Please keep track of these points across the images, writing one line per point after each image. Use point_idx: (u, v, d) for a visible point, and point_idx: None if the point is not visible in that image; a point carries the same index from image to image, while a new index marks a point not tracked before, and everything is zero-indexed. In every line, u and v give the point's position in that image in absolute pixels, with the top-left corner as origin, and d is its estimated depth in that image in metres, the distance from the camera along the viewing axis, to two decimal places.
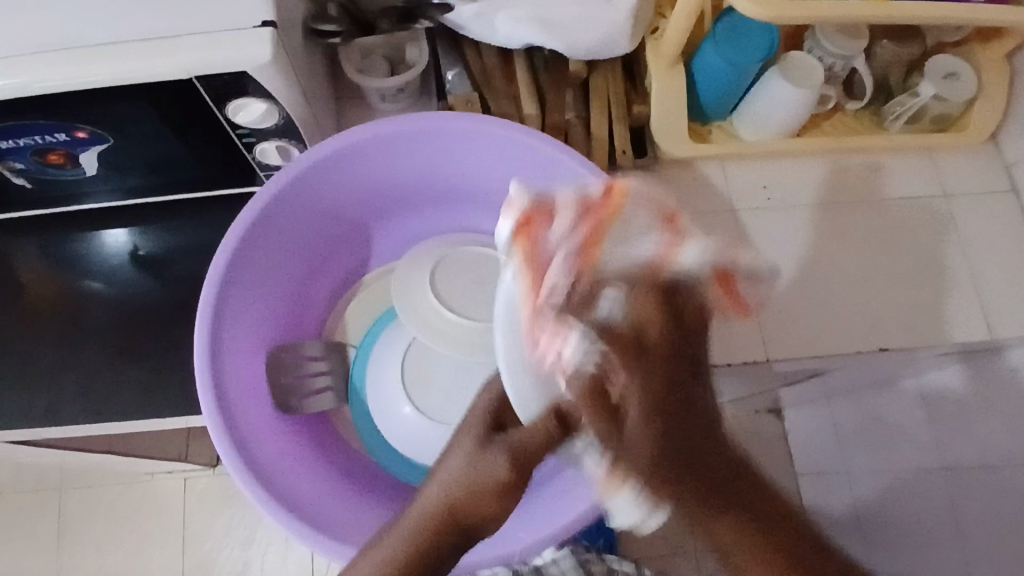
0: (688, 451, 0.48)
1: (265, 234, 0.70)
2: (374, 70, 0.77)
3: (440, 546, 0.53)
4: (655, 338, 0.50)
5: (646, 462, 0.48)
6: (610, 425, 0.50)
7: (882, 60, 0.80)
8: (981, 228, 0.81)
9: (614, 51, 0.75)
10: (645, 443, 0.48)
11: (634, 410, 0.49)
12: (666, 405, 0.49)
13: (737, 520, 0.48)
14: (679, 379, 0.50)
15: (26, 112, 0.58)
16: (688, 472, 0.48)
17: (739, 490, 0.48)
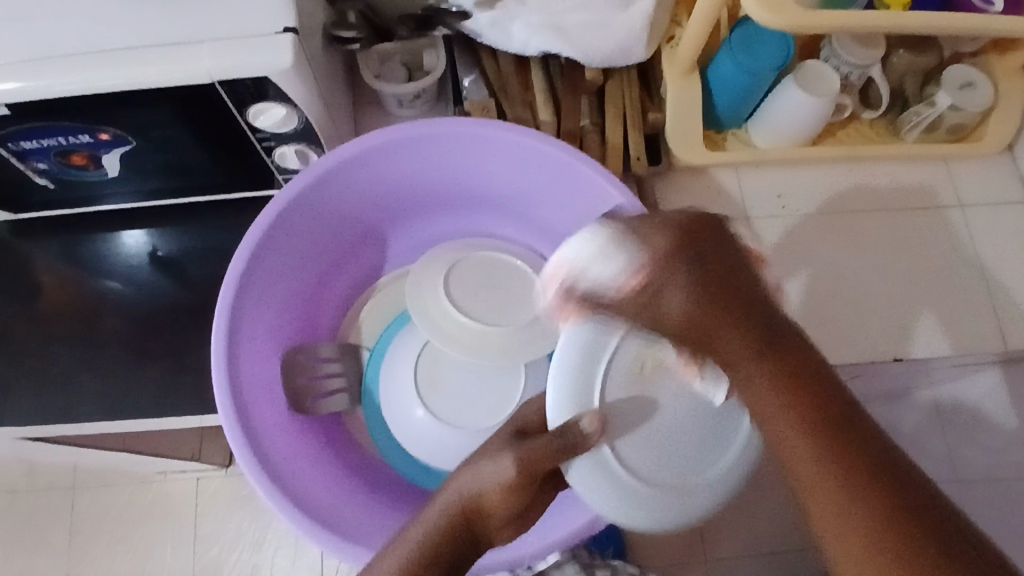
0: (730, 305, 0.46)
1: (284, 235, 0.71)
2: (392, 77, 0.78)
3: (452, 537, 0.51)
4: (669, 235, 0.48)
5: (677, 327, 0.47)
6: (648, 299, 0.48)
7: (898, 69, 0.80)
8: (998, 237, 0.81)
9: (630, 59, 0.76)
10: (676, 294, 0.46)
11: (673, 279, 0.46)
12: (729, 306, 0.46)
13: (774, 365, 0.44)
14: (727, 274, 0.47)
15: (51, 114, 0.59)
16: (738, 333, 0.45)
17: (789, 364, 0.44)
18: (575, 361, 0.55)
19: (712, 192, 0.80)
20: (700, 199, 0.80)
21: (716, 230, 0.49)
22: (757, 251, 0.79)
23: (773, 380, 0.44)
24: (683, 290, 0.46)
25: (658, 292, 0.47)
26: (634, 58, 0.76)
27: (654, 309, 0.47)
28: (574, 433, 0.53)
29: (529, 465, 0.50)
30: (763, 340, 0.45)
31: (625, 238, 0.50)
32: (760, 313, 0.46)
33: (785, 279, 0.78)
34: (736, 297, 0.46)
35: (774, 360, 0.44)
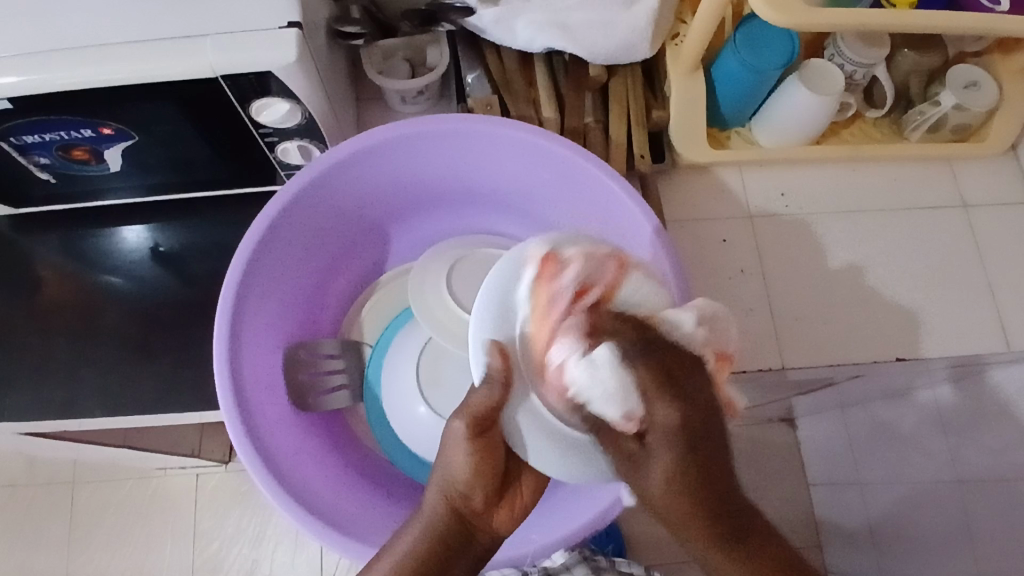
0: (711, 488, 0.40)
1: (286, 231, 0.70)
2: (396, 72, 0.78)
3: (442, 532, 0.50)
4: (668, 397, 0.39)
5: (652, 503, 0.41)
6: (631, 467, 0.41)
7: (903, 68, 0.80)
8: (1001, 238, 0.81)
9: (632, 57, 0.75)
10: (664, 465, 0.40)
11: (659, 457, 0.40)
12: (700, 474, 0.40)
13: (722, 540, 0.41)
14: (711, 446, 0.40)
15: (53, 108, 0.59)
16: (700, 525, 0.41)
17: (727, 527, 0.41)
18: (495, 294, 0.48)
19: (715, 190, 0.80)
20: (703, 197, 0.80)
21: (698, 368, 0.41)
22: (760, 250, 0.78)
23: (720, 544, 0.42)
24: (672, 464, 0.40)
25: (642, 469, 0.41)
26: (639, 56, 0.75)
27: (639, 485, 0.41)
28: (489, 373, 0.46)
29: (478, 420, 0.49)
30: (705, 512, 0.41)
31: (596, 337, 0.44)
32: (716, 451, 0.40)
33: (788, 277, 0.78)
34: (702, 465, 0.40)
35: (718, 536, 0.41)
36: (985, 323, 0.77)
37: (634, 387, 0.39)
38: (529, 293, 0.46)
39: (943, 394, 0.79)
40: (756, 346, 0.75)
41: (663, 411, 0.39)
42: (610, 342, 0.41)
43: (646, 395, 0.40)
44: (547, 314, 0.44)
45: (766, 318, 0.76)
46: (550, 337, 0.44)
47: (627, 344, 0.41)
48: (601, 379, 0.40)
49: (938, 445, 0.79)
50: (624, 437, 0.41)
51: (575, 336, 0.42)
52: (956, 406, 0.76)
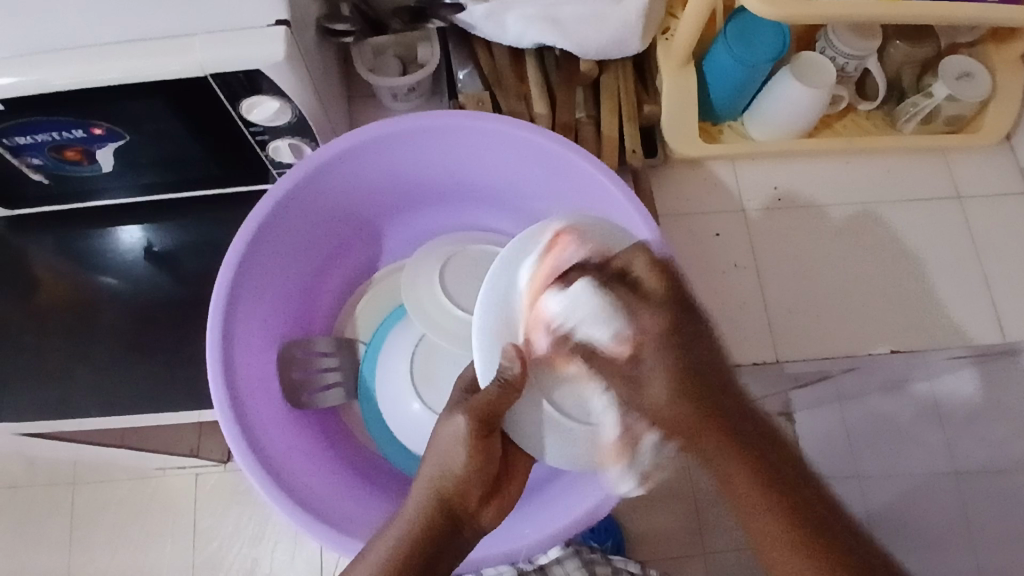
0: (709, 403, 0.53)
1: (278, 229, 0.71)
2: (387, 69, 0.78)
3: (434, 522, 0.53)
4: (642, 299, 0.54)
5: (659, 413, 0.53)
6: (632, 388, 0.54)
7: (895, 60, 0.80)
8: (995, 229, 0.80)
9: (625, 50, 0.75)
10: (659, 373, 0.53)
11: (653, 373, 0.53)
12: (695, 381, 0.53)
13: (727, 436, 0.52)
14: (699, 358, 0.54)
15: (43, 108, 0.59)
16: (712, 425, 0.53)
17: (728, 424, 0.53)
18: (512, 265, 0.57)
19: (708, 184, 0.80)
20: (696, 191, 0.80)
21: (687, 303, 0.55)
22: (753, 243, 0.78)
23: (729, 446, 0.52)
24: (667, 368, 0.53)
25: (640, 384, 0.54)
26: (630, 49, 0.75)
27: (641, 403, 0.54)
28: (502, 378, 0.53)
29: (482, 416, 0.55)
30: (697, 396, 0.53)
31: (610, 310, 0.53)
32: (697, 351, 0.54)
33: (783, 270, 0.78)
34: (698, 373, 0.54)
35: (728, 438, 0.52)
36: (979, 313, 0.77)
37: (617, 308, 0.53)
38: (535, 263, 0.56)
39: (946, 386, 0.80)
40: (749, 340, 0.75)
41: (643, 321, 0.53)
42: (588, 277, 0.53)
43: (628, 311, 0.53)
44: (550, 277, 0.54)
45: (759, 310, 0.76)
46: (542, 298, 0.54)
47: (602, 279, 0.53)
48: (584, 308, 0.53)
49: (933, 438, 0.81)
50: (617, 357, 0.54)
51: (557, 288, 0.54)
52: (977, 401, 0.78)
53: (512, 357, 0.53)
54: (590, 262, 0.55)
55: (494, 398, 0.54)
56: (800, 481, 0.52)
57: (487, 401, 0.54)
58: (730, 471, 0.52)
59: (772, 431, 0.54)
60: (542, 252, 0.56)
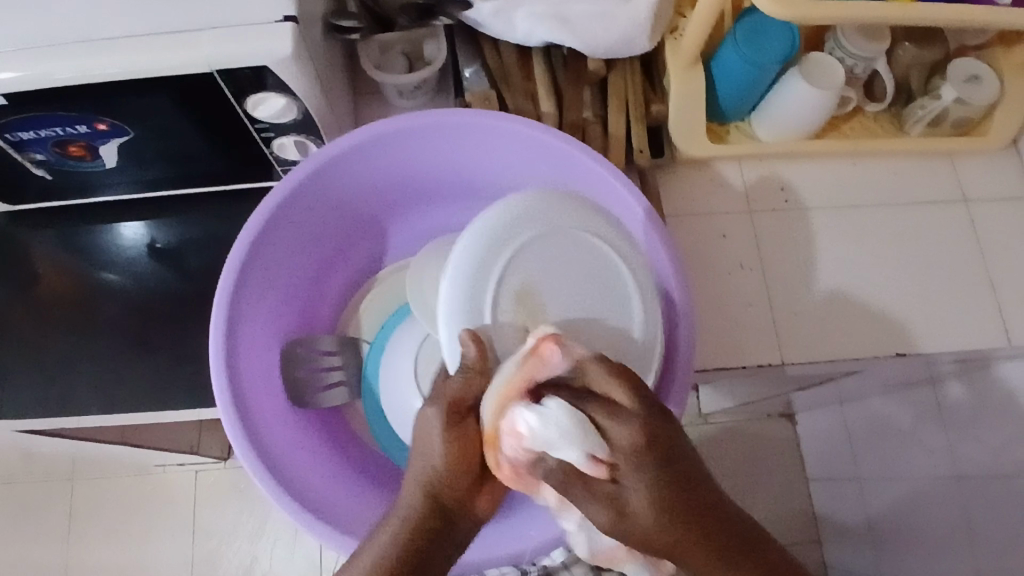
0: (697, 504, 0.45)
1: (282, 227, 0.70)
2: (393, 66, 0.78)
3: (424, 521, 0.51)
4: (614, 412, 0.46)
5: (642, 540, 0.45)
6: (614, 514, 0.44)
7: (903, 62, 0.80)
8: (1001, 232, 0.80)
9: (632, 50, 0.74)
10: (641, 493, 0.44)
11: (634, 484, 0.44)
12: (695, 500, 0.44)
13: (728, 562, 0.45)
14: (683, 470, 0.45)
15: (46, 103, 0.58)
16: (702, 543, 0.44)
17: (721, 536, 0.45)
18: (483, 248, 0.57)
19: (715, 185, 0.79)
20: (703, 192, 0.79)
21: (661, 405, 0.48)
22: (759, 245, 0.78)
23: (706, 553, 0.45)
24: (648, 487, 0.44)
25: (625, 507, 0.44)
26: (637, 49, 0.74)
27: (629, 525, 0.44)
28: (464, 363, 0.53)
29: (455, 402, 0.54)
30: (683, 512, 0.44)
31: (603, 424, 0.46)
32: (684, 459, 0.45)
33: (789, 272, 0.77)
34: (693, 482, 0.45)
35: (719, 551, 0.45)
36: (985, 317, 0.77)
37: (588, 421, 0.45)
38: (512, 368, 0.51)
39: (953, 390, 0.81)
40: (755, 343, 0.75)
41: (620, 429, 0.45)
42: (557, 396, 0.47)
43: (599, 429, 0.45)
44: (519, 386, 0.50)
45: (766, 313, 0.76)
46: (510, 408, 0.49)
47: (574, 398, 0.47)
48: (554, 429, 0.45)
49: (936, 441, 0.84)
50: (597, 481, 0.45)
51: (528, 403, 0.48)
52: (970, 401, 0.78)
53: (467, 341, 0.53)
54: (567, 368, 0.50)
55: (458, 387, 0.53)
56: (795, 573, 0.47)
57: (456, 389, 0.54)
58: None
59: (755, 522, 0.47)
60: (527, 353, 0.52)
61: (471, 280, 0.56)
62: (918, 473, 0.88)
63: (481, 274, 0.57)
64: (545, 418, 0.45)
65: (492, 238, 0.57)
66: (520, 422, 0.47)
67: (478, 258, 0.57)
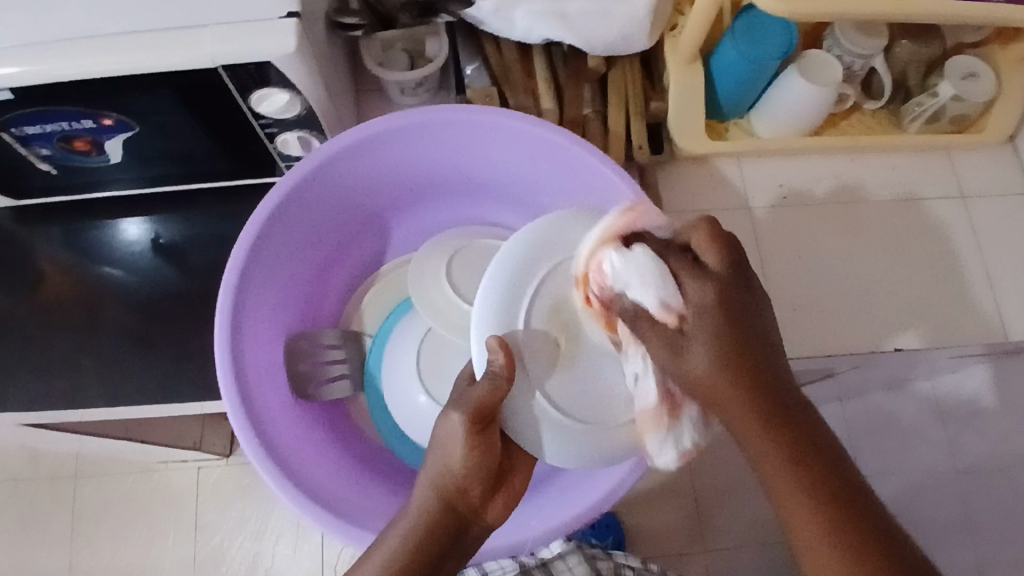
0: (753, 370, 0.46)
1: (286, 221, 0.71)
2: (395, 63, 0.78)
3: (437, 526, 0.53)
4: (695, 271, 0.49)
5: (695, 384, 0.47)
6: (672, 354, 0.48)
7: (901, 59, 0.80)
8: (999, 228, 0.81)
9: (630, 47, 0.76)
10: (702, 343, 0.46)
11: (698, 339, 0.47)
12: (744, 353, 0.46)
13: (780, 429, 0.45)
14: (752, 332, 0.47)
15: (52, 98, 0.59)
16: (751, 400, 0.46)
17: (774, 410, 0.46)
18: (523, 254, 0.56)
19: (714, 182, 0.80)
20: (702, 188, 0.80)
21: (747, 272, 0.50)
22: (759, 241, 0.78)
23: (762, 416, 0.46)
24: (712, 340, 0.46)
25: (682, 350, 0.47)
26: (637, 45, 0.75)
27: (683, 368, 0.47)
28: (490, 368, 0.51)
29: (478, 410, 0.52)
30: (737, 363, 0.46)
31: (670, 270, 0.49)
32: (750, 325, 0.47)
33: (788, 268, 0.78)
34: (746, 344, 0.47)
35: (776, 417, 0.46)
36: (983, 312, 0.77)
37: (668, 271, 0.49)
38: (599, 233, 0.54)
39: (952, 385, 0.83)
40: None
41: (689, 289, 0.48)
42: (647, 245, 0.51)
43: (677, 279, 0.49)
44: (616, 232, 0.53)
45: None
46: (599, 249, 0.53)
47: (663, 248, 0.51)
48: (638, 266, 0.49)
49: (936, 435, 0.88)
50: (663, 325, 0.48)
51: (617, 246, 0.52)
52: (988, 400, 0.82)
53: (495, 349, 0.51)
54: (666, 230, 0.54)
55: (485, 393, 0.51)
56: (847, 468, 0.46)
57: (481, 396, 0.51)
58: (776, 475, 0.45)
59: (818, 421, 0.47)
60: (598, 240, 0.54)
61: (508, 287, 0.55)
62: (916, 469, 0.90)
63: (521, 280, 0.55)
64: (624, 261, 0.50)
65: (531, 245, 0.56)
66: (605, 268, 0.52)
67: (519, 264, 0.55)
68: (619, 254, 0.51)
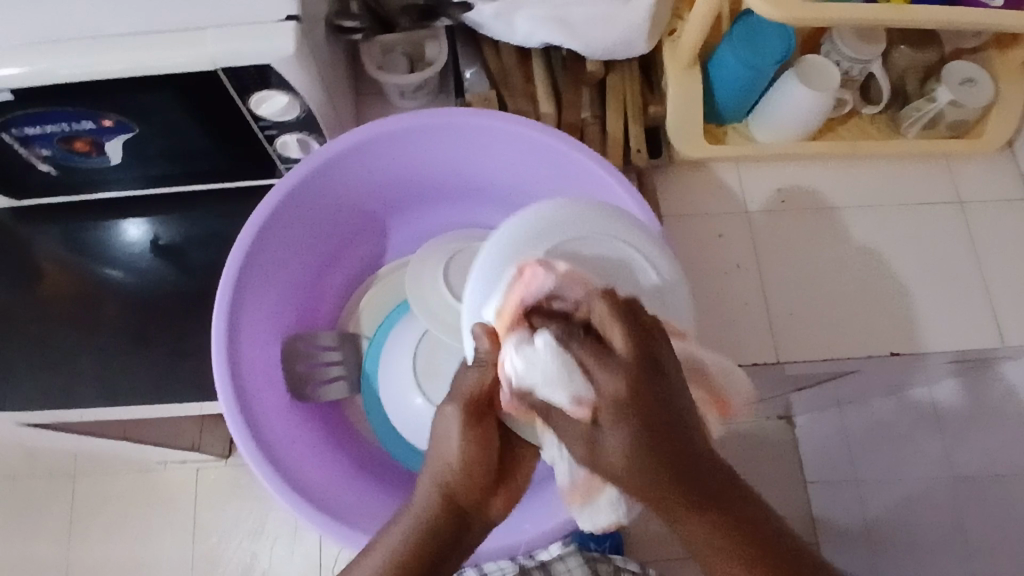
0: (670, 455, 0.43)
1: (284, 223, 0.71)
2: (395, 67, 0.79)
3: (439, 523, 0.53)
4: (596, 353, 0.45)
5: (625, 481, 0.43)
6: (590, 449, 0.45)
7: (899, 65, 0.81)
8: (996, 234, 0.81)
9: (630, 51, 0.76)
10: (619, 446, 0.43)
11: (615, 433, 0.43)
12: (660, 438, 0.42)
13: (700, 512, 0.43)
14: (666, 410, 0.43)
15: (53, 99, 0.59)
16: (678, 493, 0.43)
17: (694, 488, 0.43)
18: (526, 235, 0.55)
19: (712, 186, 0.80)
20: (699, 192, 0.80)
21: (649, 330, 0.46)
22: (756, 245, 0.79)
23: (681, 498, 0.43)
24: (627, 439, 0.42)
25: (598, 446, 0.44)
26: (637, 50, 0.76)
27: (601, 462, 0.44)
28: (480, 358, 0.52)
29: (474, 400, 0.54)
30: (649, 460, 0.42)
31: (585, 366, 0.44)
32: (670, 403, 0.43)
33: (785, 272, 0.78)
34: (667, 424, 0.43)
35: (694, 499, 0.43)
36: (981, 318, 0.77)
37: (574, 364, 0.44)
38: (501, 301, 0.52)
39: (939, 393, 0.85)
40: (751, 342, 0.75)
41: (602, 381, 0.44)
42: (548, 330, 0.46)
43: (586, 371, 0.44)
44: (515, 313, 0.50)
45: (762, 312, 0.76)
46: (507, 335, 0.50)
47: (566, 333, 0.46)
48: (545, 364, 0.45)
49: (933, 444, 0.87)
50: (579, 423, 0.44)
51: (523, 333, 0.48)
52: (964, 404, 0.82)
53: (480, 336, 0.51)
54: (562, 295, 0.50)
55: (476, 379, 0.53)
56: (769, 521, 0.45)
57: (472, 383, 0.54)
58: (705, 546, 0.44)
59: (742, 486, 0.45)
60: (512, 282, 0.52)
61: (506, 268, 0.54)
62: (916, 477, 0.92)
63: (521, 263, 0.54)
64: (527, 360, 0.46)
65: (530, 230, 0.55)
66: (513, 358, 0.47)
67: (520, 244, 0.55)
68: (523, 340, 0.47)
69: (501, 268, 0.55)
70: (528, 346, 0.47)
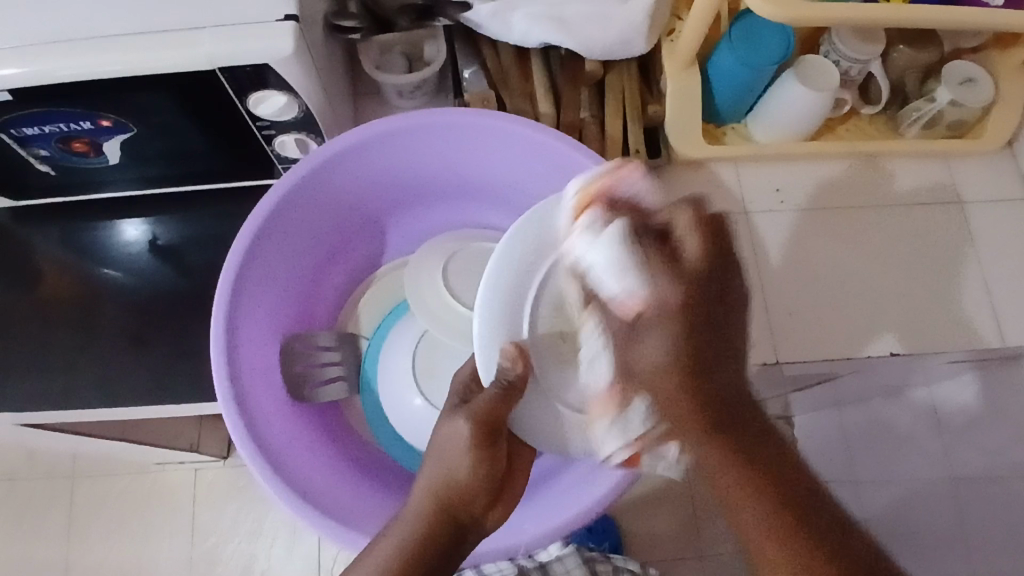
0: (693, 345, 0.52)
1: (282, 223, 0.71)
2: (392, 66, 0.79)
3: (437, 531, 0.54)
4: (693, 249, 0.53)
5: (647, 366, 0.52)
6: (626, 343, 0.54)
7: (898, 65, 0.81)
8: (995, 234, 0.81)
9: (627, 51, 0.75)
10: (654, 291, 0.53)
11: (653, 328, 0.52)
12: (694, 354, 0.51)
13: (721, 444, 0.50)
14: (715, 301, 0.53)
15: (50, 100, 0.59)
16: (691, 398, 0.51)
17: (719, 421, 0.51)
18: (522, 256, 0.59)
19: (711, 186, 0.80)
20: (698, 193, 0.80)
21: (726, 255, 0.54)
22: (755, 245, 0.78)
23: (690, 401, 0.51)
24: (669, 342, 0.51)
25: (637, 344, 0.53)
26: (635, 49, 0.75)
27: (634, 359, 0.53)
28: (506, 379, 0.56)
29: (486, 420, 0.56)
30: (677, 359, 0.51)
31: (632, 241, 0.54)
32: (715, 320, 0.52)
33: (783, 272, 0.78)
34: (704, 307, 0.52)
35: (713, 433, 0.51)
36: (979, 318, 0.77)
37: (640, 257, 0.54)
38: (586, 180, 0.59)
39: (937, 393, 0.85)
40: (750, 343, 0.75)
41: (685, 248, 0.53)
42: (624, 221, 0.55)
43: (645, 271, 0.53)
44: (596, 197, 0.58)
45: (760, 312, 0.76)
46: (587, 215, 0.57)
47: (638, 232, 0.54)
48: (603, 253, 0.55)
49: (933, 445, 0.86)
50: (619, 312, 0.55)
51: (598, 216, 0.57)
52: (970, 408, 0.82)
53: (512, 357, 0.56)
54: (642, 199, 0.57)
55: (499, 400, 0.56)
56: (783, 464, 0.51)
57: (491, 404, 0.57)
58: (673, 417, 0.51)
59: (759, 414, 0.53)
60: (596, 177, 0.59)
61: (512, 288, 0.59)
62: (911, 480, 0.88)
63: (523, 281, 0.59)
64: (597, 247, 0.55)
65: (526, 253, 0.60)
66: (591, 240, 0.56)
67: (519, 264, 0.59)
68: (590, 237, 0.56)
69: (513, 286, 0.59)
70: (592, 227, 0.57)
